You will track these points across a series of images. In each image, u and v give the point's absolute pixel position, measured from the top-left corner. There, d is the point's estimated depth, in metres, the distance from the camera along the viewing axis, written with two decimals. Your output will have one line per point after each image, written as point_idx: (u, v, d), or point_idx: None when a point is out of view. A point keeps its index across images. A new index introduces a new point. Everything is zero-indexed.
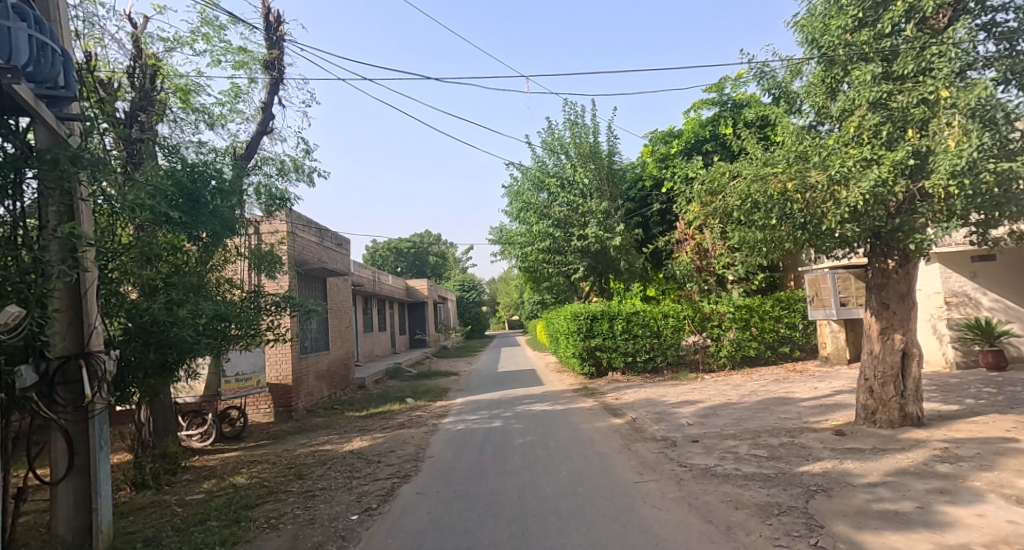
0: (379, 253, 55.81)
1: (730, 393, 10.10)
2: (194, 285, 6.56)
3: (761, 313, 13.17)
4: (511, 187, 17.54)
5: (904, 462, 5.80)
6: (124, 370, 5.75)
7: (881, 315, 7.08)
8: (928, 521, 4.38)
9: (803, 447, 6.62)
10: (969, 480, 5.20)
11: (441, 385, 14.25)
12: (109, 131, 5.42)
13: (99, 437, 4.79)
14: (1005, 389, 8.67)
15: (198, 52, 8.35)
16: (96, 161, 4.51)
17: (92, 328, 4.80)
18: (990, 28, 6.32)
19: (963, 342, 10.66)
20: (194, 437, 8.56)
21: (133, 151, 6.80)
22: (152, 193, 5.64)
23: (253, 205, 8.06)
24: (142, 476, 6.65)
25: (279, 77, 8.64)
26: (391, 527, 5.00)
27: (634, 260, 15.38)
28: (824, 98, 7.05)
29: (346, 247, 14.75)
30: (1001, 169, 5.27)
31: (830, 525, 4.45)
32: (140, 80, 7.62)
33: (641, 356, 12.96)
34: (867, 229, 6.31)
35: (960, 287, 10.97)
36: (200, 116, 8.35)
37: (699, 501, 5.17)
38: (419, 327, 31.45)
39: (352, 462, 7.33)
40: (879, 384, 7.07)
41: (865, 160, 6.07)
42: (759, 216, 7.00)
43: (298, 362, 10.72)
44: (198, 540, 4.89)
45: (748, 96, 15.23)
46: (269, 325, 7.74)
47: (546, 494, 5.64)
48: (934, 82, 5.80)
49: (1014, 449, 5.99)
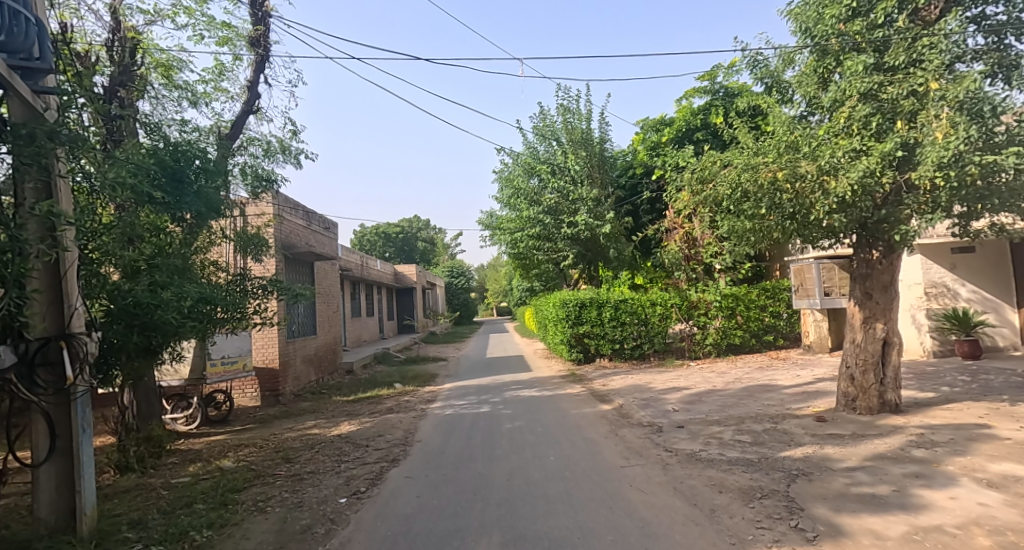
0: (367, 237, 55.46)
1: (715, 381, 10.24)
2: (179, 268, 6.41)
3: (747, 302, 13.35)
4: (502, 173, 17.50)
5: (882, 447, 5.95)
6: (107, 352, 5.70)
7: (864, 305, 7.19)
8: (904, 504, 4.51)
9: (785, 433, 6.76)
10: (944, 464, 5.36)
11: (428, 370, 14.29)
12: (88, 107, 5.21)
13: (81, 419, 4.71)
14: (980, 378, 8.90)
15: (180, 26, 8.11)
16: (73, 138, 4.35)
17: (72, 309, 4.71)
18: (980, 21, 6.34)
19: (941, 331, 10.92)
20: (179, 420, 8.44)
21: (113, 128, 6.71)
22: (134, 172, 5.49)
23: (238, 186, 7.92)
24: (126, 460, 6.61)
25: (265, 54, 8.43)
26: (380, 510, 5.04)
27: (624, 248, 15.42)
28: (815, 88, 7.11)
29: (334, 231, 14.58)
30: (986, 162, 5.28)
31: (811, 507, 4.57)
32: (119, 54, 7.40)
33: (629, 344, 13.08)
34: (854, 220, 6.36)
35: (940, 278, 11.16)
36: (183, 94, 8.14)
37: (684, 485, 5.27)
38: (407, 313, 31.44)
39: (341, 446, 7.35)
40: (860, 372, 7.22)
41: (854, 151, 6.13)
42: (749, 206, 7.05)
43: (285, 346, 10.68)
44: (185, 523, 4.89)
45: (740, 84, 15.27)
46: (256, 308, 7.69)
47: (534, 478, 5.71)
48: (924, 74, 5.84)
49: (987, 435, 6.17)
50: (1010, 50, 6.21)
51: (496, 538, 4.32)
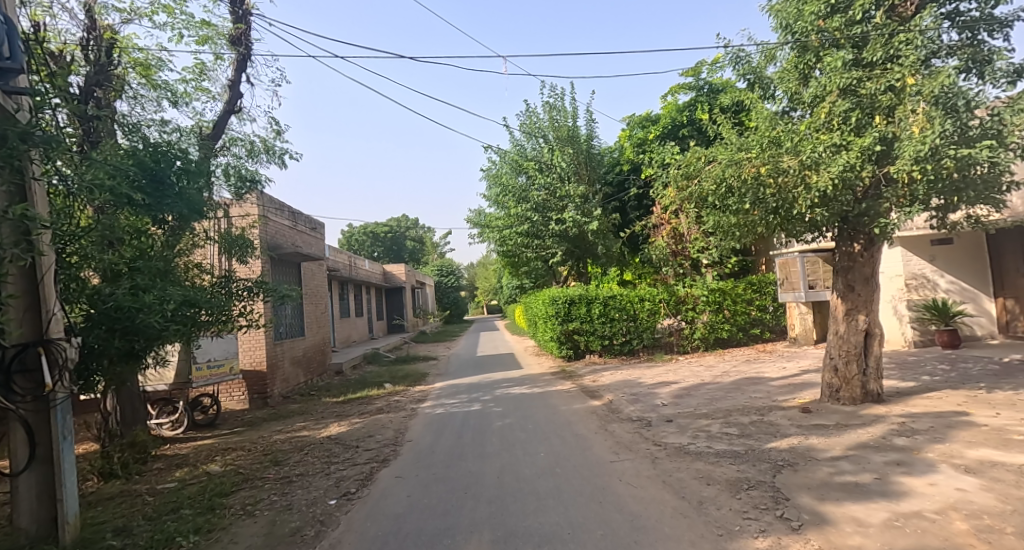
0: (355, 236, 54.71)
1: (704, 374, 10.37)
2: (161, 271, 6.33)
3: (734, 296, 13.55)
4: (490, 170, 17.45)
5: (865, 436, 6.08)
6: (88, 356, 5.60)
7: (846, 297, 7.31)
8: (885, 491, 4.61)
9: (771, 425, 6.87)
10: (923, 451, 5.50)
11: (420, 370, 14.28)
12: (62, 107, 5.15)
13: (62, 426, 4.59)
14: (958, 366, 9.15)
15: (158, 25, 7.94)
16: (48, 139, 4.18)
17: (50, 314, 4.60)
18: (955, 17, 6.47)
19: (921, 322, 11.17)
20: (165, 425, 8.33)
21: (90, 128, 6.59)
22: (113, 173, 5.37)
23: (222, 187, 7.79)
24: (110, 466, 6.48)
25: (246, 53, 8.30)
26: (370, 510, 5.02)
27: (612, 244, 15.53)
28: (796, 84, 7.21)
29: (320, 231, 14.44)
30: (961, 155, 5.40)
31: (795, 497, 4.66)
32: (95, 53, 7.23)
33: (618, 340, 13.16)
34: (835, 214, 6.47)
35: (920, 269, 11.38)
36: (163, 94, 7.98)
37: (672, 478, 5.33)
38: (397, 313, 31.29)
39: (330, 447, 7.30)
40: (844, 362, 7.35)
41: (835, 146, 6.21)
42: (733, 201, 7.15)
43: (272, 348, 10.54)
44: (171, 528, 4.82)
45: (724, 80, 15.41)
46: (242, 311, 7.57)
47: (525, 475, 5.72)
48: (901, 69, 5.97)
49: (964, 422, 6.34)
50: (983, 45, 6.36)
51: (487, 536, 4.32)
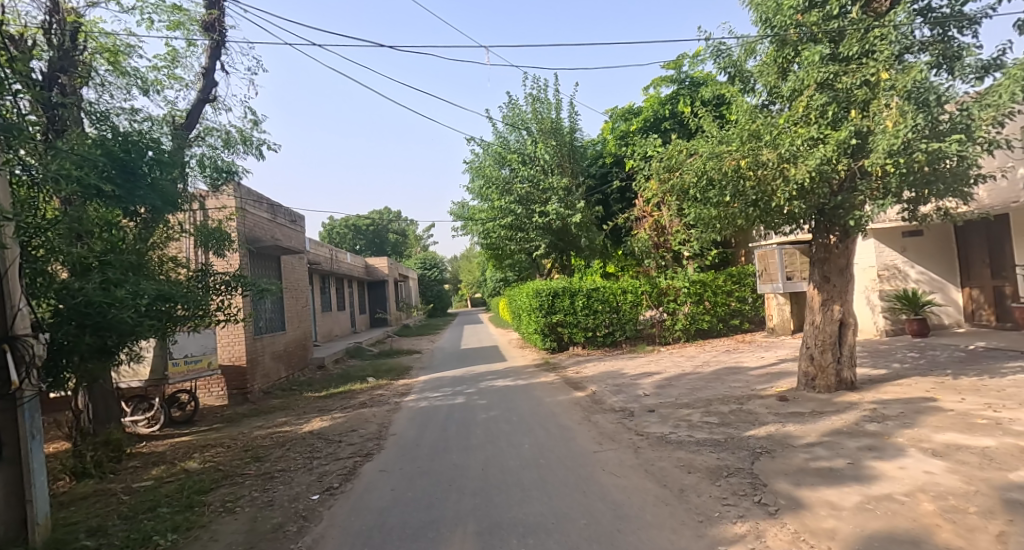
0: (335, 229, 53.99)
1: (685, 365, 10.54)
2: (133, 265, 6.12)
3: (714, 288, 13.73)
4: (473, 163, 17.36)
5: (839, 423, 6.25)
6: (57, 354, 5.31)
7: (823, 288, 7.47)
8: (858, 476, 4.75)
9: (750, 413, 7.02)
10: (894, 436, 5.68)
11: (403, 363, 14.23)
12: (24, 93, 4.92)
13: (30, 425, 4.45)
14: (927, 354, 9.46)
15: (126, 9, 7.65)
16: (9, 126, 3.99)
17: (16, 309, 4.44)
18: (926, 13, 6.60)
19: (893, 312, 11.50)
20: (140, 422, 8.09)
21: (55, 117, 6.35)
22: (80, 163, 5.20)
23: (197, 178, 7.58)
24: (83, 465, 6.31)
25: (221, 40, 8.06)
26: (353, 505, 4.99)
27: (595, 237, 15.73)
28: (775, 78, 7.29)
29: (300, 224, 14.15)
30: (932, 149, 5.54)
31: (773, 483, 4.77)
32: (59, 38, 6.96)
33: (601, 331, 13.29)
34: (813, 206, 6.60)
35: (891, 261, 11.73)
36: (132, 81, 7.70)
37: (655, 467, 5.41)
38: (380, 306, 31.09)
39: (312, 442, 7.22)
40: (819, 351, 7.53)
41: (812, 139, 6.33)
42: (714, 194, 7.25)
43: (252, 343, 10.36)
44: (148, 527, 4.73)
45: (705, 74, 15.56)
46: (219, 305, 7.41)
47: (509, 466, 5.75)
48: (876, 64, 6.10)
49: (933, 407, 6.56)
50: (954, 41, 6.51)
51: (471, 527, 4.34)
